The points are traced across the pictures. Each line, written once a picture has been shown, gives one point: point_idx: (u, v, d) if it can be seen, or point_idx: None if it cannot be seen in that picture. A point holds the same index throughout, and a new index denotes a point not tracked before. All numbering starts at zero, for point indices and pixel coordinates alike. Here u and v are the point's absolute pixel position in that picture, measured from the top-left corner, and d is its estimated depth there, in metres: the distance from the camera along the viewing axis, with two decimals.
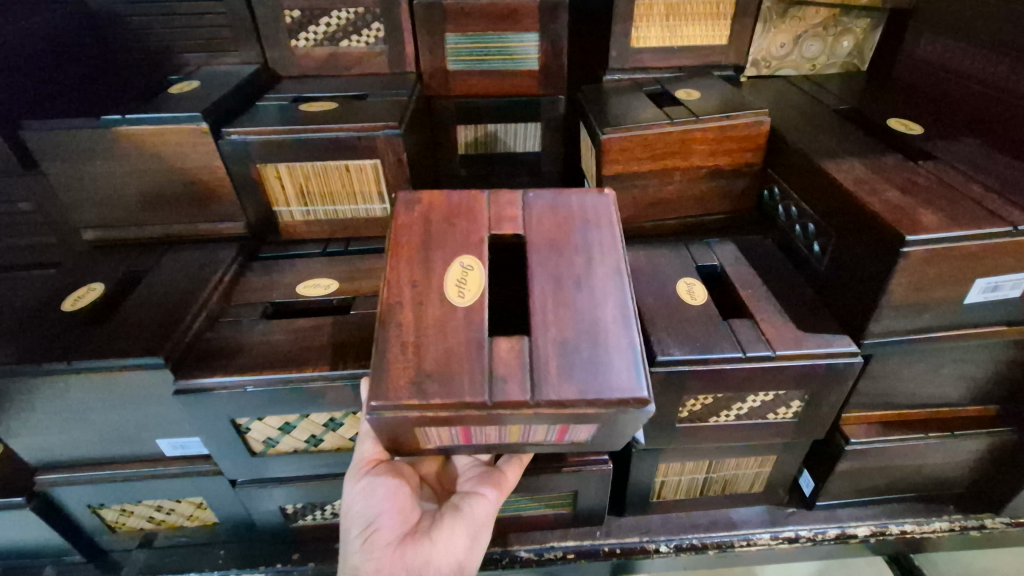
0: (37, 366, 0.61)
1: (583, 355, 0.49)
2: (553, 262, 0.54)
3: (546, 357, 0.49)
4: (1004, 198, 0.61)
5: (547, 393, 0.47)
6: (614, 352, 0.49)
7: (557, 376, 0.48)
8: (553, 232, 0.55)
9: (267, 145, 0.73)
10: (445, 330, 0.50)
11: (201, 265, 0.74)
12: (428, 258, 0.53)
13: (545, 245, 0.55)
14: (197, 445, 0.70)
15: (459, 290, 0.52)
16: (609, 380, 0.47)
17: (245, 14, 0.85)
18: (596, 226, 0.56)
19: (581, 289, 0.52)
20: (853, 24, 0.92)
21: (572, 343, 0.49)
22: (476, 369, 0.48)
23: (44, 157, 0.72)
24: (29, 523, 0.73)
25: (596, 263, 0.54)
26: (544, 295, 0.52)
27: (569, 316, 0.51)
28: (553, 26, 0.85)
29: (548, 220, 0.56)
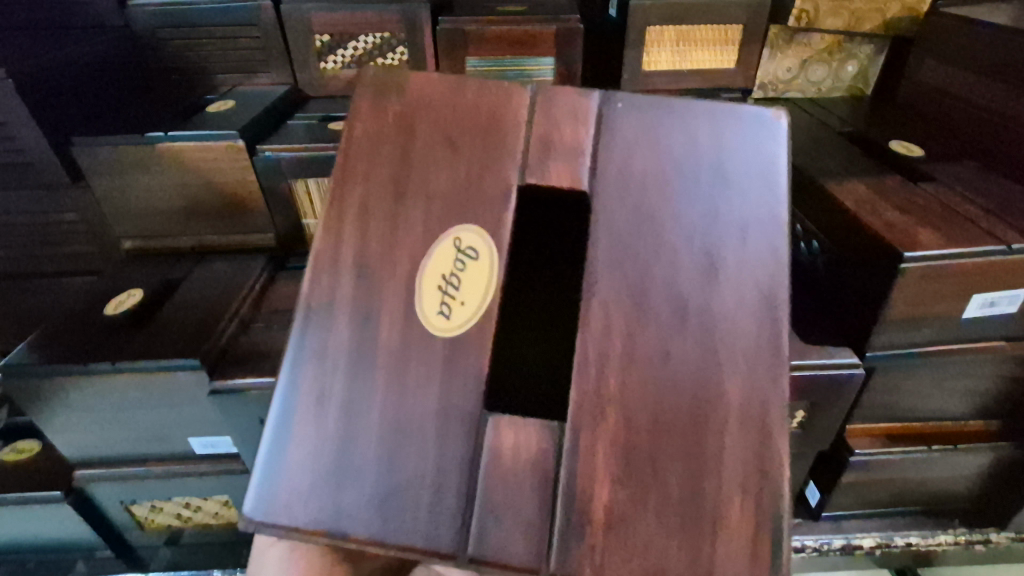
0: (81, 367, 0.64)
1: (653, 506, 0.41)
2: (637, 270, 0.44)
3: (613, 477, 0.42)
4: (1000, 219, 0.64)
5: (582, 560, 0.41)
6: (712, 493, 0.42)
7: (607, 524, 0.41)
8: (639, 224, 0.45)
9: (298, 162, 0.78)
10: (404, 419, 0.42)
11: (234, 274, 0.79)
12: (398, 206, 0.46)
13: (636, 233, 0.45)
14: (226, 445, 0.73)
15: (440, 308, 0.45)
16: (716, 531, 0.41)
17: (278, 38, 0.90)
18: (724, 218, 0.45)
19: (687, 344, 0.43)
20: (857, 49, 0.96)
21: (662, 450, 0.42)
22: (445, 488, 0.41)
23: (91, 171, 0.77)
24: (65, 517, 0.76)
25: (719, 321, 0.44)
26: (616, 338, 0.43)
27: (657, 396, 0.43)
28: (569, 51, 0.90)
29: (640, 176, 0.46)
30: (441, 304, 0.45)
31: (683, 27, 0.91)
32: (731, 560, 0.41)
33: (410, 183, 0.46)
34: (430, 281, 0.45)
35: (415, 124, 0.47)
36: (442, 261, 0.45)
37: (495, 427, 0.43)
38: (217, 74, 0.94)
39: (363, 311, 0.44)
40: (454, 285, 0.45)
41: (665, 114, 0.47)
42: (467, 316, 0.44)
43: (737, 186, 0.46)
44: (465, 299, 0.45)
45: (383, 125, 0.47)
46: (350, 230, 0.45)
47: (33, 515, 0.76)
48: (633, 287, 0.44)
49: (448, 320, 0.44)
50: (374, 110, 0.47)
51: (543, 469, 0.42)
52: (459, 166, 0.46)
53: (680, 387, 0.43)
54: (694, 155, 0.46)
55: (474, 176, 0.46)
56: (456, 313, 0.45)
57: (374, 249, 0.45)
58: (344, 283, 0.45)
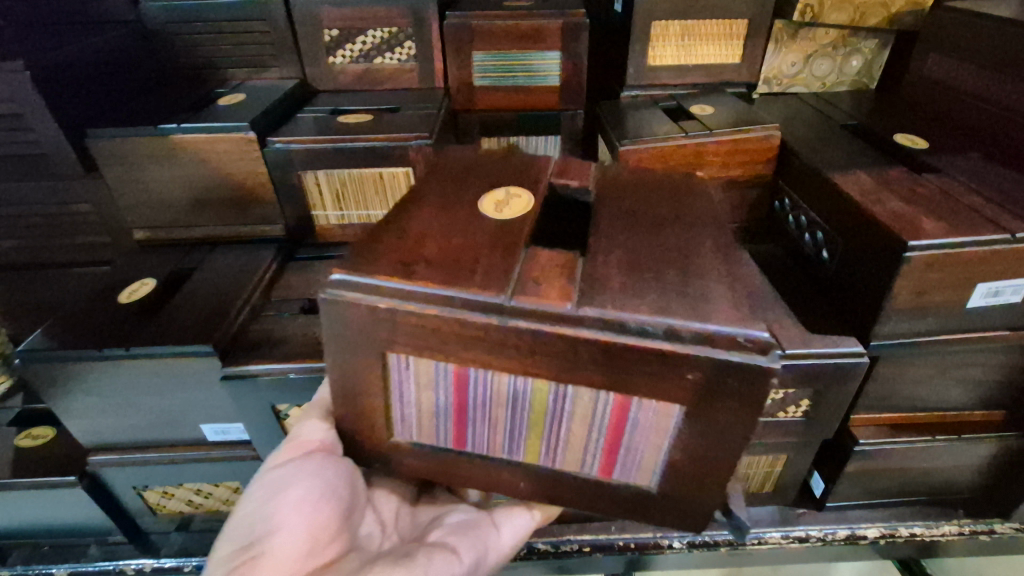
0: (97, 351, 0.66)
1: (654, 285, 0.47)
2: (633, 202, 0.59)
3: (617, 271, 0.48)
4: (1003, 208, 0.65)
5: (604, 303, 0.45)
6: (699, 278, 0.48)
7: (619, 290, 0.46)
8: (634, 185, 0.62)
9: (309, 154, 0.79)
10: (459, 236, 0.51)
11: (244, 263, 0.80)
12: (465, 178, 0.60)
13: (624, 192, 0.60)
14: (238, 431, 0.74)
15: (495, 210, 0.54)
16: (713, 302, 0.45)
17: (288, 33, 0.92)
18: (688, 185, 0.62)
19: (669, 223, 0.55)
20: (861, 44, 0.96)
21: (657, 262, 0.49)
22: (494, 268, 0.47)
23: (105, 162, 0.79)
24: (79, 501, 0.78)
25: (690, 215, 0.56)
26: (621, 220, 0.55)
27: (650, 241, 0.52)
28: (574, 45, 0.91)
29: (634, 174, 0.64)
30: (496, 207, 0.54)
31: (688, 22, 0.92)
32: (723, 315, 0.44)
33: (474, 173, 0.60)
34: (489, 198, 0.56)
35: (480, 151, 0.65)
36: (497, 192, 0.57)
37: (534, 254, 0.49)
38: (227, 68, 0.95)
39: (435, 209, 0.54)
40: (505, 202, 0.55)
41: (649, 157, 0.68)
42: (517, 215, 0.53)
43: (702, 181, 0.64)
44: (513, 207, 0.54)
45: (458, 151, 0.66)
46: (429, 188, 0.58)
47: (48, 499, 0.77)
48: (625, 208, 0.57)
49: (499, 214, 0.53)
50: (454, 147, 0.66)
51: (570, 266, 0.48)
52: (507, 167, 0.61)
53: (666, 237, 0.53)
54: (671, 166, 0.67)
55: (518, 170, 0.61)
56: (506, 212, 0.54)
57: (443, 198, 0.56)
58: (424, 203, 0.55)
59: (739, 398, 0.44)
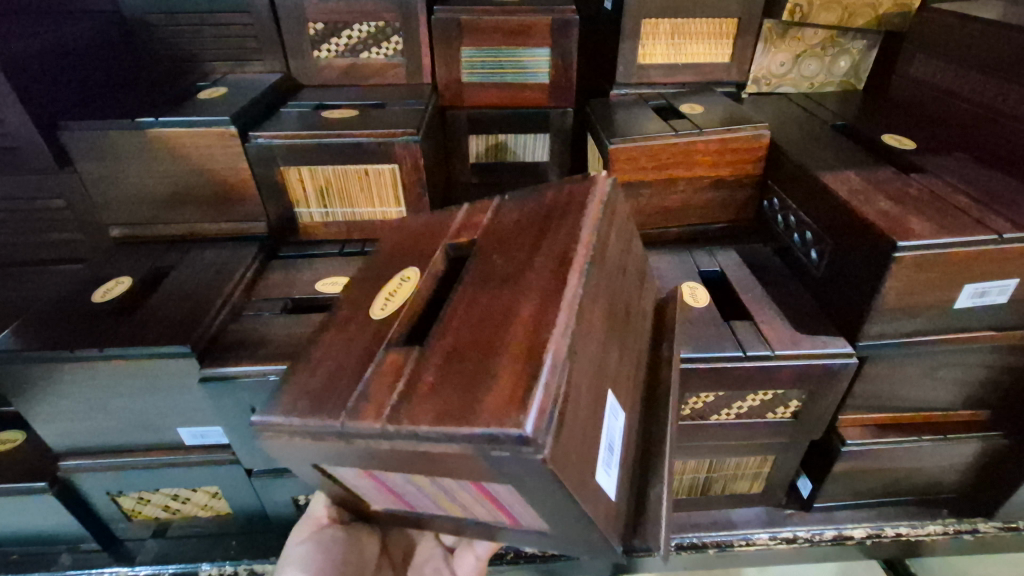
0: (68, 352, 0.63)
1: (455, 380, 0.41)
2: (495, 255, 0.53)
3: (433, 362, 0.44)
4: (990, 208, 0.65)
5: (398, 415, 0.41)
6: (501, 359, 0.41)
7: (426, 389, 0.42)
8: (506, 231, 0.56)
9: (292, 149, 0.77)
10: (345, 356, 0.50)
11: (224, 261, 0.78)
12: (383, 272, 0.60)
13: (495, 244, 0.55)
14: (217, 434, 0.72)
15: (383, 305, 0.54)
16: (493, 389, 0.39)
17: (271, 26, 0.89)
18: (561, 213, 0.54)
19: (511, 280, 0.48)
20: (849, 45, 0.97)
21: (472, 341, 0.44)
22: (348, 390, 0.45)
23: (79, 156, 0.76)
24: (50, 508, 0.75)
25: (535, 263, 0.49)
26: (470, 287, 0.50)
27: (487, 307, 0.47)
28: (565, 42, 0.90)
29: (516, 212, 0.59)
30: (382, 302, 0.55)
31: (678, 20, 0.92)
32: (491, 412, 0.38)
33: (398, 256, 0.62)
34: (382, 293, 0.56)
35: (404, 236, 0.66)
36: (392, 285, 0.57)
37: (384, 355, 0.47)
38: (209, 61, 0.93)
39: (342, 322, 0.55)
40: (392, 294, 0.55)
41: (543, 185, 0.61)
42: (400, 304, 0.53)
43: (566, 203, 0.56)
44: (396, 298, 0.54)
45: (389, 242, 0.66)
46: (355, 287, 0.60)
47: (17, 506, 0.75)
48: (486, 264, 0.52)
49: (382, 309, 0.53)
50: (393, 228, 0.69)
51: (397, 369, 0.45)
52: (424, 244, 0.62)
53: (496, 303, 0.47)
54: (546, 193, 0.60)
55: (433, 243, 0.61)
56: (389, 306, 0.53)
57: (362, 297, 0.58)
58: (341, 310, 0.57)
59: (543, 481, 0.39)
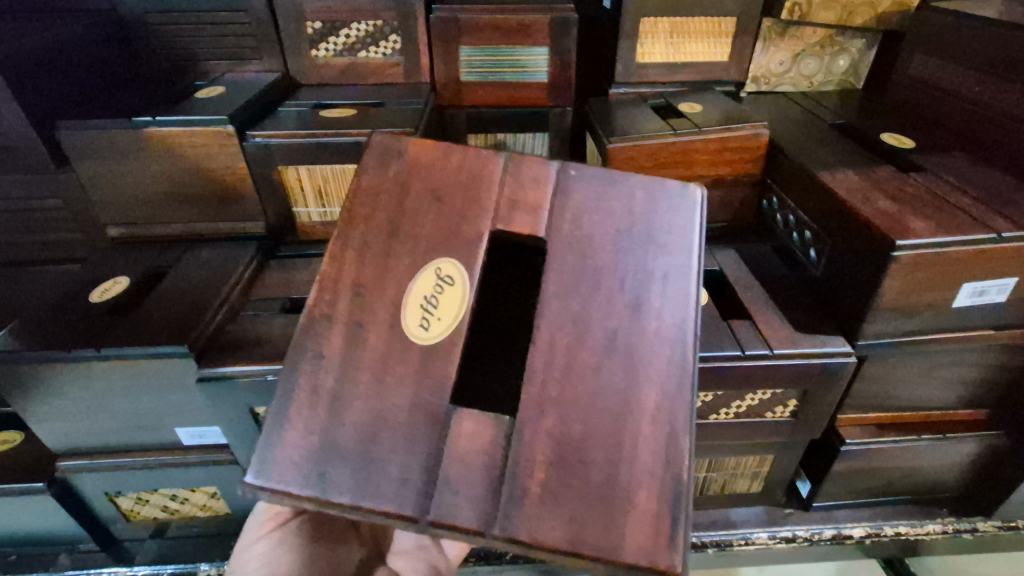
0: (65, 353, 0.63)
1: (578, 492, 0.43)
2: (576, 302, 0.47)
3: (547, 459, 0.43)
4: (989, 208, 0.65)
5: (521, 522, 0.42)
6: (629, 481, 0.44)
7: (542, 498, 0.42)
8: (584, 259, 0.48)
9: (290, 148, 0.77)
10: (375, 402, 0.44)
11: (222, 262, 0.77)
12: (391, 245, 0.47)
13: (578, 276, 0.47)
14: (215, 434, 0.72)
15: (422, 319, 0.47)
16: (625, 515, 0.43)
17: (269, 24, 0.89)
18: (656, 261, 0.48)
19: (618, 358, 0.46)
20: (848, 43, 0.96)
21: (587, 439, 0.44)
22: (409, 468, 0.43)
23: (76, 156, 0.76)
24: (48, 508, 0.75)
25: (642, 342, 0.47)
26: (557, 354, 0.46)
27: (589, 394, 0.45)
28: (563, 41, 0.90)
29: (591, 223, 0.49)
30: (422, 315, 0.47)
31: (677, 19, 0.92)
32: (638, 546, 0.42)
33: (398, 226, 0.48)
34: (414, 294, 0.47)
35: (410, 182, 0.49)
36: (424, 283, 0.47)
37: (457, 422, 0.44)
38: (206, 60, 0.92)
39: (348, 331, 0.46)
40: (433, 302, 0.47)
41: (618, 184, 0.50)
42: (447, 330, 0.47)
43: (664, 244, 0.48)
44: (443, 316, 0.47)
45: (385, 181, 0.49)
46: (345, 263, 0.47)
47: (15, 507, 0.74)
48: (576, 313, 0.47)
49: (425, 330, 0.46)
50: (365, 168, 0.50)
51: (494, 455, 0.44)
52: (439, 216, 0.48)
53: (603, 389, 0.45)
54: (632, 207, 0.49)
55: (455, 220, 0.48)
56: (433, 327, 0.47)
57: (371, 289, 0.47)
58: (341, 306, 0.46)
59: None
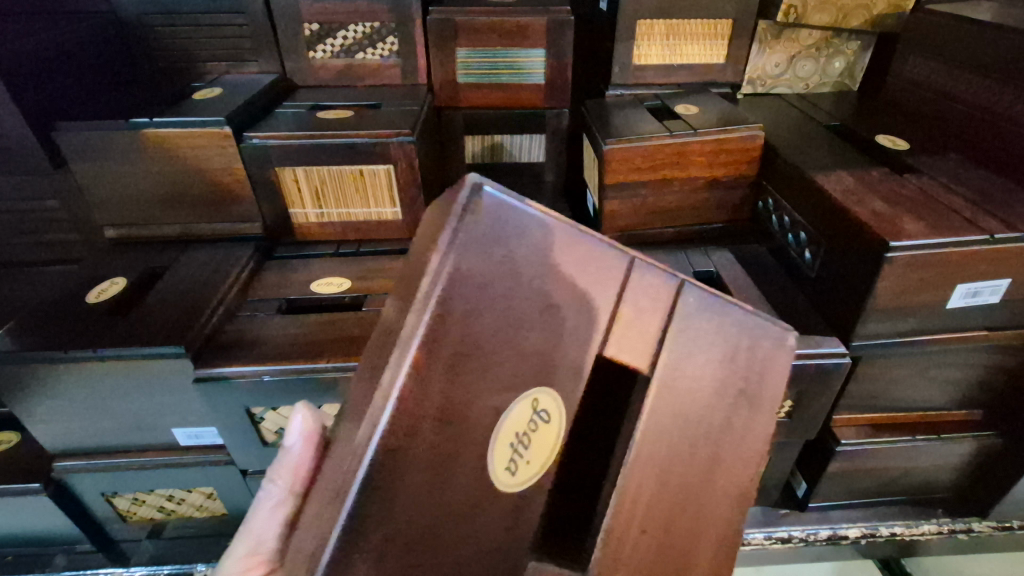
0: (62, 354, 0.63)
1: None
2: (667, 455, 0.44)
3: (625, 561, 0.43)
4: (983, 209, 0.65)
5: None
6: None
7: None
8: (685, 407, 0.44)
9: (286, 149, 0.77)
10: (459, 548, 0.34)
11: (219, 262, 0.78)
12: (492, 368, 0.33)
13: (677, 427, 0.44)
14: (211, 435, 0.72)
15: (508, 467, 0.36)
16: None
17: (267, 26, 0.89)
18: (743, 413, 0.48)
19: (700, 470, 0.46)
20: (844, 45, 0.97)
21: (655, 543, 0.45)
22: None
23: (74, 157, 0.76)
24: (45, 509, 0.75)
25: (721, 456, 0.48)
26: (643, 510, 0.43)
27: (662, 539, 0.45)
28: (560, 42, 0.90)
29: (700, 367, 0.44)
30: (510, 460, 0.35)
31: (673, 21, 0.92)
32: None
33: (503, 338, 0.33)
34: (505, 437, 0.35)
35: (523, 278, 0.33)
36: (519, 420, 0.35)
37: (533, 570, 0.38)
38: (204, 61, 0.93)
39: (429, 466, 0.31)
40: (523, 447, 0.36)
41: (740, 329, 0.45)
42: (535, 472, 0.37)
43: (751, 398, 0.48)
44: (531, 459, 0.37)
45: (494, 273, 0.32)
46: (428, 384, 0.31)
47: (12, 507, 0.75)
48: (678, 425, 0.44)
49: (512, 477, 0.36)
50: (467, 248, 0.31)
51: None
52: (556, 334, 0.35)
53: (678, 530, 0.46)
54: (737, 359, 0.46)
55: (567, 340, 0.36)
56: (519, 475, 0.36)
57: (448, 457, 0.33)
58: (420, 445, 0.31)
59: None
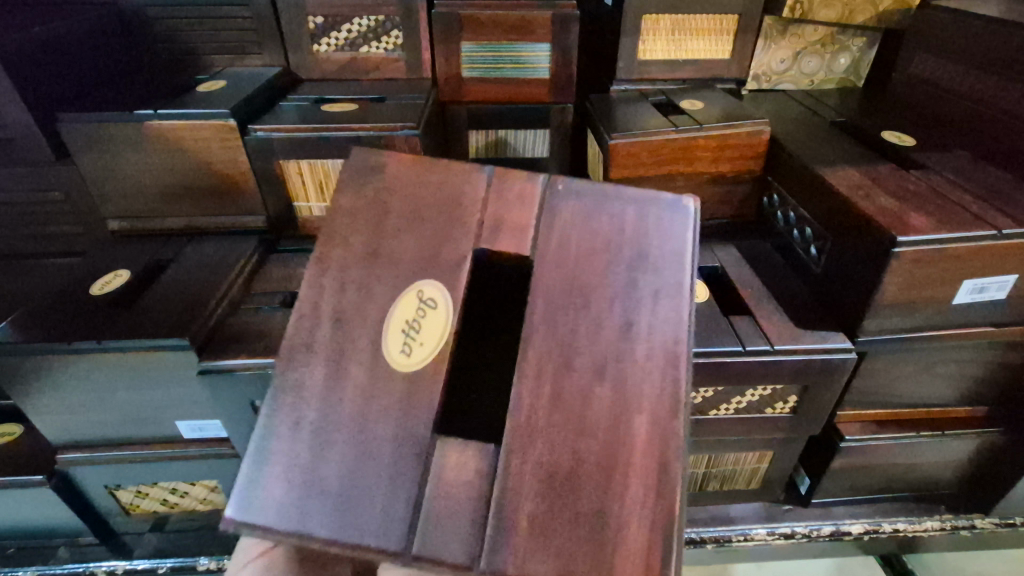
0: (65, 345, 0.63)
1: (568, 514, 0.44)
2: (565, 324, 0.49)
3: (522, 468, 0.45)
4: (992, 206, 0.65)
5: (507, 551, 0.43)
6: (604, 489, 0.45)
7: (534, 517, 0.44)
8: (575, 278, 0.50)
9: (291, 142, 0.77)
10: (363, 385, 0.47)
11: (223, 255, 0.77)
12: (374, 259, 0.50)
13: (568, 297, 0.49)
14: (215, 428, 0.72)
15: (403, 350, 0.48)
16: (617, 533, 0.44)
17: (270, 19, 0.89)
18: (646, 283, 0.50)
19: (606, 360, 0.48)
20: (849, 42, 0.97)
21: (580, 470, 0.45)
22: (393, 500, 0.44)
23: (77, 148, 0.76)
24: (47, 501, 0.75)
25: (630, 342, 0.49)
26: (541, 385, 0.47)
27: (575, 418, 0.47)
28: (565, 36, 0.90)
29: (582, 244, 0.51)
30: (403, 344, 0.49)
31: (678, 16, 0.92)
32: (630, 562, 0.44)
33: (374, 230, 0.51)
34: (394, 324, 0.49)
35: (388, 201, 0.52)
36: (405, 310, 0.49)
37: None
38: (207, 54, 0.92)
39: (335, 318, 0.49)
40: (414, 330, 0.49)
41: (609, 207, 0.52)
42: (437, 346, 0.48)
43: (655, 265, 0.51)
44: (424, 342, 0.49)
45: (365, 199, 0.52)
46: (330, 263, 0.50)
47: (14, 499, 0.74)
48: (557, 320, 0.49)
49: (408, 357, 0.48)
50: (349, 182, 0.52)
51: None
52: (428, 228, 0.51)
53: (595, 410, 0.47)
54: (624, 232, 0.51)
55: (439, 239, 0.51)
56: (416, 352, 0.48)
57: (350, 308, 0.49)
58: (329, 302, 0.49)
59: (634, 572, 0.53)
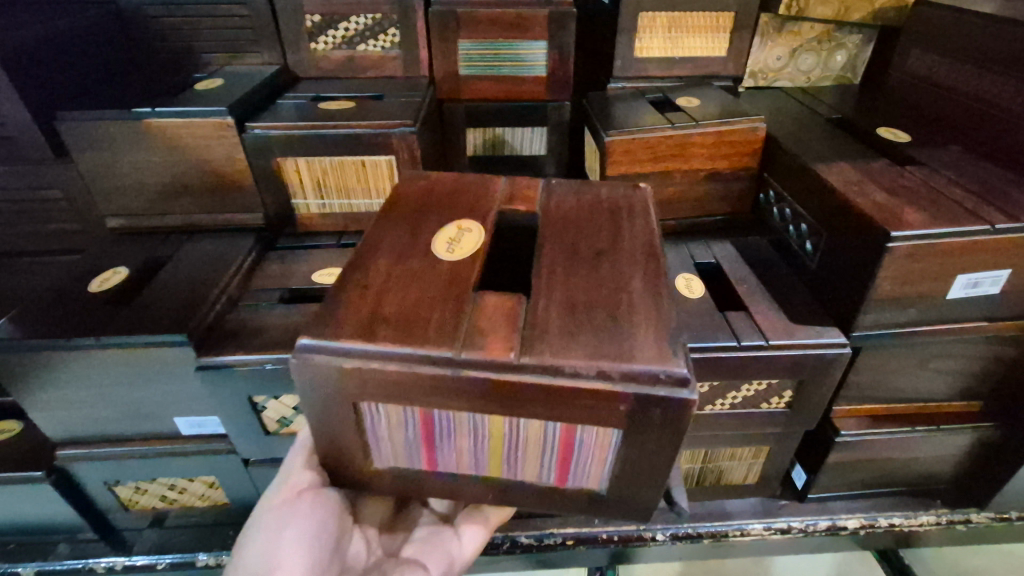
0: (64, 341, 0.63)
1: (585, 328, 0.46)
2: (567, 234, 0.56)
3: (537, 305, 0.48)
4: (986, 202, 0.65)
5: (535, 351, 0.44)
6: (614, 310, 0.47)
7: (557, 332, 0.46)
8: (569, 214, 0.59)
9: (289, 140, 0.77)
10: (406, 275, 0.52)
11: (221, 253, 0.78)
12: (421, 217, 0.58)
13: (565, 223, 0.57)
14: (213, 424, 0.72)
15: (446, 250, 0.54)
16: (631, 340, 0.45)
17: (268, 17, 0.89)
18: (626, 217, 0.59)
19: (602, 251, 0.54)
20: (846, 39, 0.97)
21: (592, 304, 0.48)
22: (443, 337, 0.45)
23: (75, 146, 0.76)
24: (46, 497, 0.75)
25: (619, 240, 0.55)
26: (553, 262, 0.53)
27: (583, 281, 0.51)
28: (562, 34, 0.90)
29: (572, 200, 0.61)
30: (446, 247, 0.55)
31: (675, 14, 0.92)
32: (647, 359, 0.43)
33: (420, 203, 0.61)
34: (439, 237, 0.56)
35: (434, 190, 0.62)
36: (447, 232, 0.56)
37: None
38: (205, 52, 0.93)
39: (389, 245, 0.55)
40: (455, 242, 0.55)
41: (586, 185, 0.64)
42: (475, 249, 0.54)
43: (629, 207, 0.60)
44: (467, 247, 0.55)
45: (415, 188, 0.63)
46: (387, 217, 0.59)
47: (14, 495, 0.75)
48: (558, 232, 0.56)
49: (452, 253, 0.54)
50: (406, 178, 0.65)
51: None
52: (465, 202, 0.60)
53: (597, 274, 0.51)
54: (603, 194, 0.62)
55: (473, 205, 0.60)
56: (457, 251, 0.54)
57: (405, 231, 0.56)
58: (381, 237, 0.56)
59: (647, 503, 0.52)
